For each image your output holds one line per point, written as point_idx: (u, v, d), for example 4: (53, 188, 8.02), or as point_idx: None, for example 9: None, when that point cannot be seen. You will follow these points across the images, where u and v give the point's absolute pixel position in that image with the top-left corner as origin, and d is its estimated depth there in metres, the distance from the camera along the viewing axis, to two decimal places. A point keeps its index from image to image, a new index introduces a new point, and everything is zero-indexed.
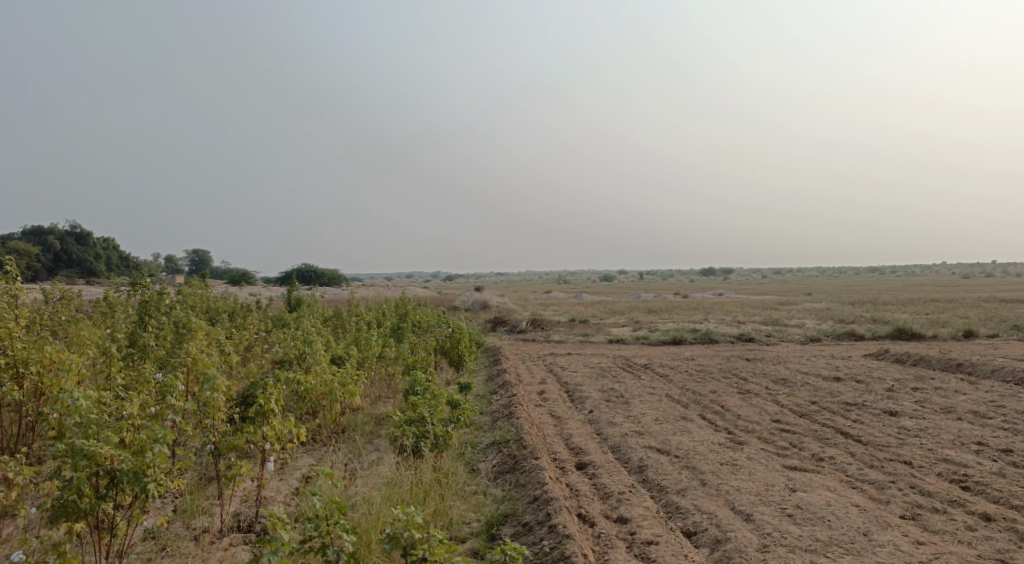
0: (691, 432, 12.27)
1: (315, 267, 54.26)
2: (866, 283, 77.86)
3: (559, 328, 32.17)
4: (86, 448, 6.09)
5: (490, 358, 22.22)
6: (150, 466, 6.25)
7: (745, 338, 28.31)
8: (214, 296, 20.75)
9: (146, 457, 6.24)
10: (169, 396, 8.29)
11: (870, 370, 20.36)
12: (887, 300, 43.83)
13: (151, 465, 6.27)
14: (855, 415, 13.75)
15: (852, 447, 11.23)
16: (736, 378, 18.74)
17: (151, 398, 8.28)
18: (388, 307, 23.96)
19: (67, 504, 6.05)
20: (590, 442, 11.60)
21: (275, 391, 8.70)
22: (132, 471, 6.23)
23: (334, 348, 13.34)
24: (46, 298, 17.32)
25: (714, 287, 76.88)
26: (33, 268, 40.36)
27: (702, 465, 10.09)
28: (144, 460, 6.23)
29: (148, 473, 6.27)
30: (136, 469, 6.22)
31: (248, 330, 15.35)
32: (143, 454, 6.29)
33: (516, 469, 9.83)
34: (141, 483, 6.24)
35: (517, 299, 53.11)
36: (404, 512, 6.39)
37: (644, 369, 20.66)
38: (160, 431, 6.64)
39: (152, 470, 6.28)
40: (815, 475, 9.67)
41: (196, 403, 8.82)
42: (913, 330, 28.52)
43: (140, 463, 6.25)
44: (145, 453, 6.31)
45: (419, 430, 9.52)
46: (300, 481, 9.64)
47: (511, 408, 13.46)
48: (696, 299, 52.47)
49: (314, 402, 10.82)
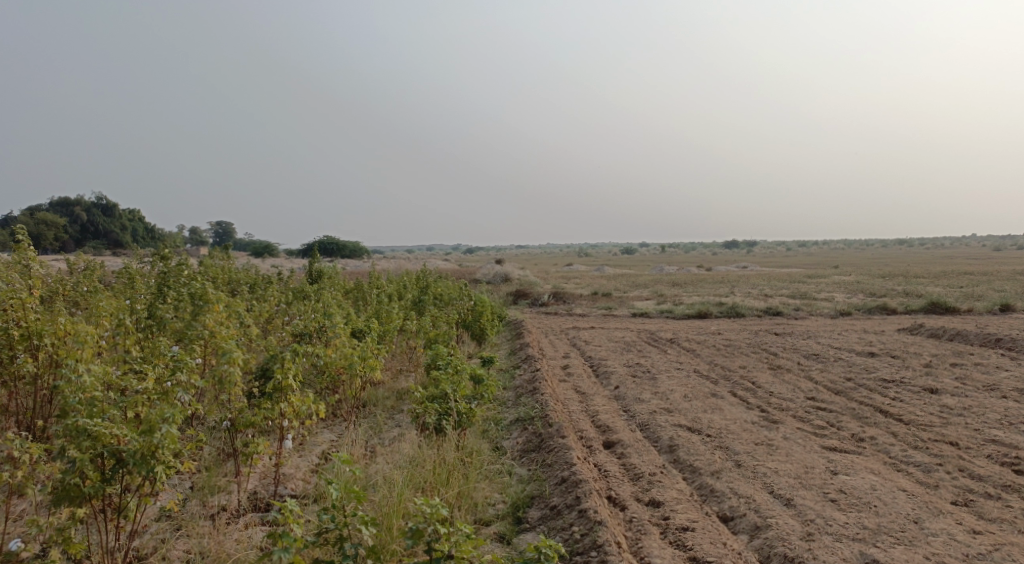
0: (722, 410, 11.82)
1: (337, 239, 54.18)
2: (894, 256, 76.31)
3: (582, 301, 31.73)
4: (90, 428, 5.81)
5: (513, 332, 21.89)
6: (158, 448, 5.92)
7: (773, 312, 27.67)
8: (235, 267, 20.54)
9: (153, 438, 5.92)
10: (183, 371, 8.00)
11: (904, 345, 19.74)
12: (918, 274, 42.76)
13: (159, 447, 5.95)
14: (893, 393, 13.23)
15: (893, 427, 10.75)
16: (766, 353, 18.21)
17: (163, 371, 7.98)
18: (410, 279, 23.65)
19: (70, 488, 5.78)
20: (617, 420, 11.20)
21: (293, 366, 8.36)
22: (139, 453, 5.92)
23: (354, 321, 13.00)
24: (68, 269, 17.15)
25: (738, 260, 75.85)
26: (60, 240, 40.69)
27: (736, 445, 9.66)
28: (151, 442, 5.91)
29: (156, 456, 5.97)
30: (144, 451, 5.93)
31: (268, 302, 15.07)
32: (151, 435, 5.97)
33: (542, 448, 9.47)
34: (148, 465, 5.94)
35: (539, 272, 52.71)
36: (428, 505, 6.00)
37: (670, 343, 20.20)
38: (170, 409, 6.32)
39: (160, 453, 5.96)
40: (857, 457, 9.20)
41: (211, 377, 8.51)
42: (947, 305, 27.74)
43: (147, 444, 5.94)
44: (153, 433, 5.99)
45: (441, 407, 9.16)
46: (319, 459, 9.34)
47: (535, 384, 13.08)
48: (721, 271, 51.67)
49: (332, 377, 10.51)
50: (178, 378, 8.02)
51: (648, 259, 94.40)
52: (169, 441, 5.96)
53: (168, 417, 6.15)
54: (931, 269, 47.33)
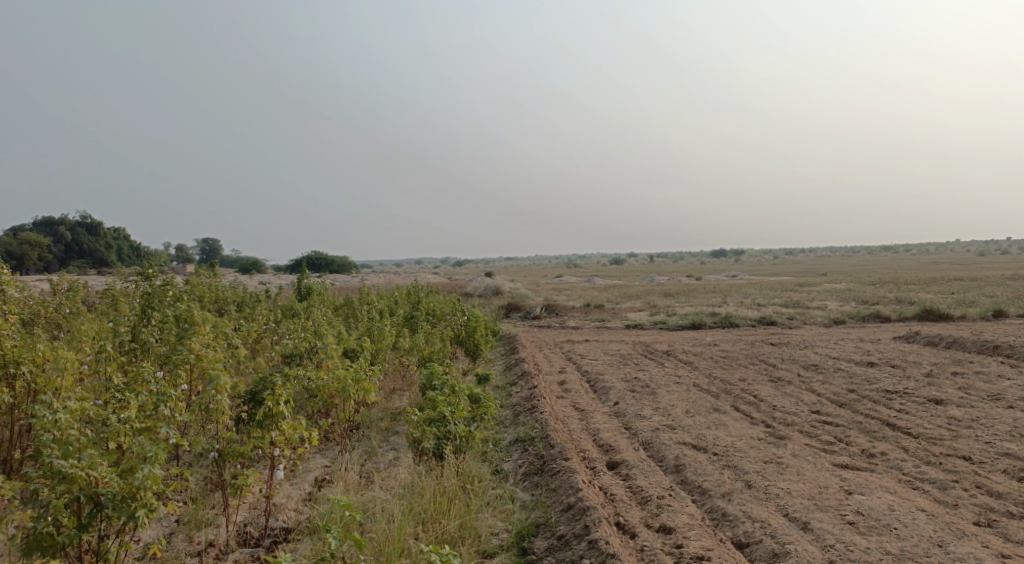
0: (726, 426, 11.51)
1: (325, 254, 53.72)
2: (882, 262, 76.45)
3: (574, 313, 31.42)
4: (65, 470, 5.45)
5: (507, 346, 21.53)
6: (139, 489, 5.60)
7: (767, 322, 27.44)
8: (221, 286, 20.12)
9: (135, 480, 5.59)
10: (165, 402, 7.61)
11: (903, 354, 19.50)
12: (908, 280, 42.69)
13: (141, 488, 5.61)
14: (898, 404, 12.97)
15: (903, 442, 10.48)
16: (765, 364, 17.93)
17: (146, 401, 7.61)
18: (401, 294, 23.27)
19: (42, 537, 5.39)
20: (620, 438, 10.86)
21: (284, 391, 8.00)
22: (118, 496, 5.59)
23: (346, 341, 12.62)
24: (49, 289, 16.66)
25: (727, 269, 75.85)
26: (43, 259, 40.06)
27: (744, 464, 9.34)
28: (132, 483, 5.58)
29: (138, 498, 5.64)
30: (126, 493, 5.61)
31: (256, 321, 14.65)
32: (132, 476, 5.65)
33: (544, 471, 9.13)
34: (129, 508, 5.60)
35: (529, 284, 52.39)
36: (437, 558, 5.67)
37: (666, 356, 19.90)
38: (153, 446, 6.00)
39: (142, 494, 5.63)
40: (870, 475, 8.90)
41: (197, 405, 8.14)
42: (941, 311, 27.61)
43: (128, 486, 5.61)
44: (134, 474, 5.66)
45: (440, 431, 8.80)
46: (312, 487, 8.98)
47: (533, 402, 12.72)
48: (711, 281, 51.55)
49: (324, 401, 10.12)
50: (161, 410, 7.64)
51: (637, 269, 94.29)
52: (152, 483, 5.62)
53: (150, 455, 5.81)
54: (920, 275, 47.33)
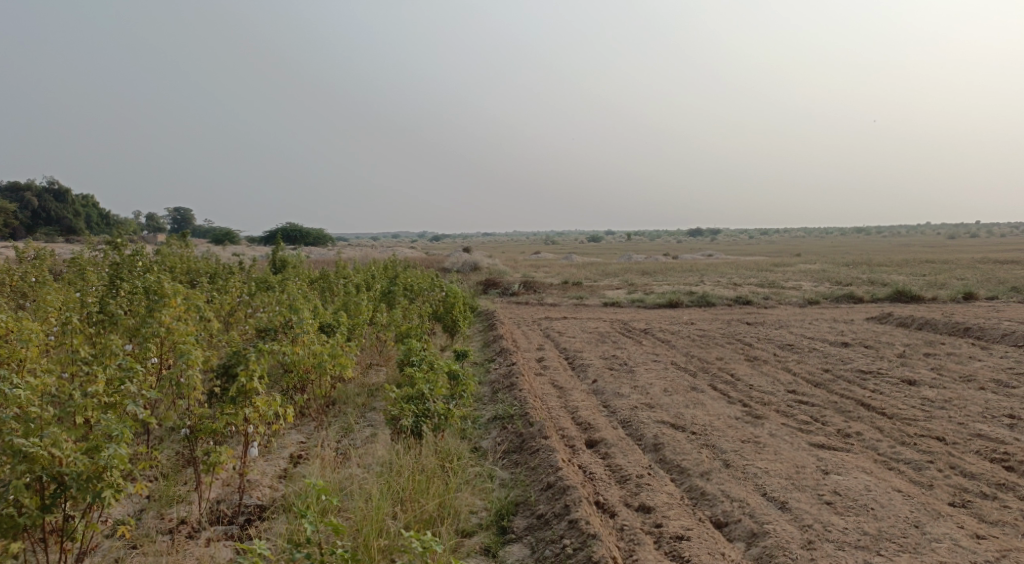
0: (704, 405, 11.53)
1: (300, 227, 53.10)
2: (855, 243, 77.29)
3: (552, 290, 31.38)
4: (27, 449, 5.28)
5: (484, 323, 21.42)
6: (106, 469, 5.47)
7: (743, 301, 27.60)
8: (193, 257, 19.75)
9: (100, 459, 5.46)
10: (133, 378, 7.41)
11: (876, 334, 19.70)
12: (881, 262, 43.14)
13: (107, 468, 5.49)
14: (873, 385, 13.08)
15: (878, 422, 10.57)
16: (741, 343, 18.01)
17: (113, 375, 7.44)
18: (377, 269, 23.03)
19: (3, 518, 5.22)
20: (598, 416, 10.84)
21: (258, 367, 7.84)
22: (83, 476, 5.45)
23: (322, 315, 12.42)
24: (17, 258, 16.23)
25: (703, 248, 76.19)
26: (10, 226, 39.16)
27: (723, 444, 9.35)
28: (98, 463, 5.45)
29: (103, 478, 5.51)
30: (91, 473, 5.47)
31: (230, 293, 14.38)
32: (98, 456, 5.52)
33: (523, 449, 9.08)
34: (94, 489, 5.47)
35: (506, 260, 52.21)
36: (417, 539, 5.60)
37: (644, 334, 19.93)
38: (120, 425, 5.84)
39: (108, 474, 5.51)
40: (846, 455, 8.96)
41: (167, 380, 7.96)
42: (913, 293, 27.94)
43: (94, 465, 5.48)
44: (100, 453, 5.53)
45: (419, 408, 8.69)
46: (287, 464, 8.86)
47: (511, 379, 12.65)
48: (688, 259, 51.78)
49: (300, 376, 9.96)
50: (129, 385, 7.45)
51: (614, 246, 94.50)
52: (118, 462, 5.48)
53: (116, 433, 5.68)
54: (892, 257, 47.88)
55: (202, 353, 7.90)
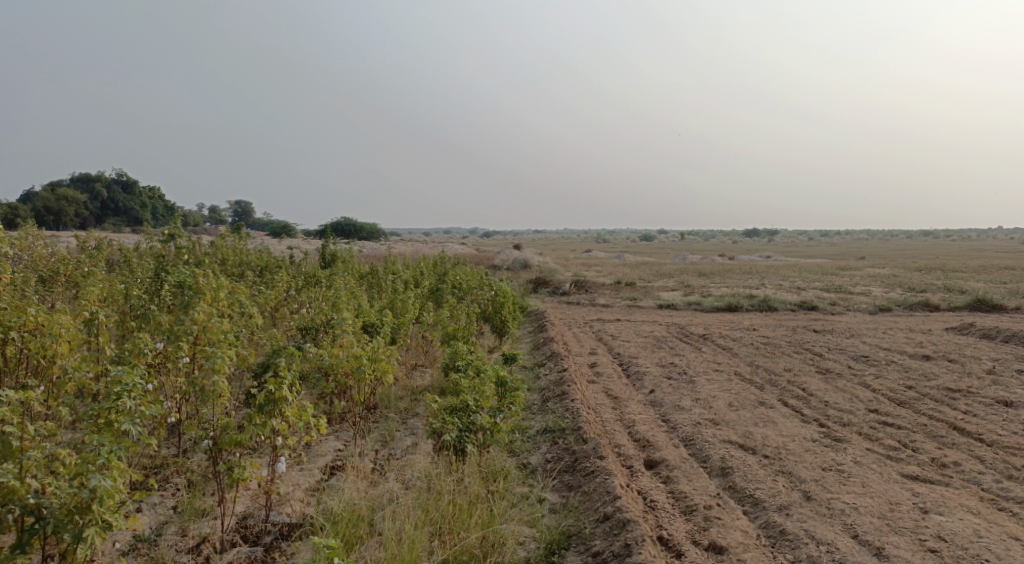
0: (775, 424, 10.45)
1: (354, 221, 53.14)
2: (925, 247, 73.93)
3: (605, 290, 30.38)
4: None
5: (535, 324, 20.57)
6: (90, 503, 5.17)
7: (808, 307, 26.15)
8: (243, 248, 19.40)
9: (83, 492, 5.15)
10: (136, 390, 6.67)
11: (959, 347, 18.20)
12: (956, 267, 40.76)
13: (91, 502, 5.19)
14: (964, 405, 11.84)
15: (976, 450, 9.42)
16: (811, 353, 16.78)
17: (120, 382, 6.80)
18: (427, 265, 22.37)
19: None
20: (657, 432, 9.89)
21: (290, 374, 6.93)
22: (64, 510, 5.18)
23: (366, 314, 11.71)
24: (77, 248, 16.05)
25: (760, 250, 73.89)
26: (81, 216, 40.03)
27: (801, 471, 8.32)
28: (78, 496, 5.16)
29: (87, 513, 5.20)
30: (72, 505, 5.19)
31: (275, 288, 13.82)
32: (82, 487, 5.22)
33: (576, 469, 8.22)
34: (73, 526, 5.18)
35: (560, 258, 51.27)
36: None
37: (703, 340, 18.81)
38: (112, 448, 5.51)
39: (95, 509, 5.21)
40: (946, 490, 7.89)
41: (191, 384, 7.22)
42: (994, 302, 26.09)
43: (75, 498, 5.19)
44: (82, 483, 5.23)
45: (462, 421, 7.82)
46: (322, 474, 8.16)
47: (563, 387, 11.75)
48: (747, 261, 50.03)
49: (338, 381, 9.16)
50: (135, 399, 6.73)
51: (670, 244, 92.44)
52: (103, 495, 5.18)
53: (101, 461, 5.35)
54: (967, 263, 45.23)
55: (229, 357, 7.20)
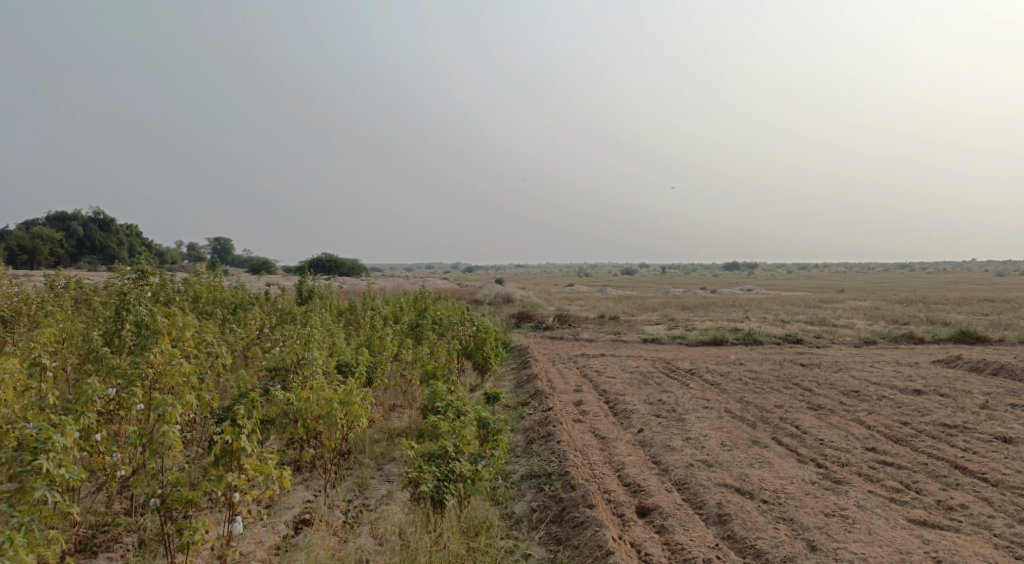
0: (771, 464, 9.95)
1: (335, 257, 52.53)
2: (903, 279, 74.44)
3: (589, 325, 29.92)
4: None
5: (518, 360, 20.04)
6: None
7: (793, 340, 25.81)
8: (216, 284, 18.76)
9: None
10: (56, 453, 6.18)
11: (949, 381, 17.84)
12: (936, 299, 40.69)
13: None
14: (963, 441, 11.43)
15: (982, 490, 9.00)
16: (800, 388, 16.35)
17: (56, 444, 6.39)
18: (407, 301, 21.81)
19: None
20: (648, 475, 9.38)
21: (249, 423, 6.38)
22: None
23: (340, 353, 11.13)
24: (49, 286, 15.33)
25: (741, 283, 73.97)
26: (55, 254, 39.12)
27: (803, 517, 7.83)
28: None
29: None
30: None
31: (247, 327, 13.22)
32: None
33: (562, 520, 7.69)
34: None
35: (542, 293, 50.81)
36: None
37: (690, 375, 18.35)
38: None
39: None
40: (958, 537, 7.47)
41: (139, 437, 6.72)
42: (978, 334, 25.88)
43: None
44: None
45: (441, 470, 7.25)
46: (286, 530, 7.66)
47: (549, 427, 11.20)
48: (730, 294, 49.87)
49: (308, 427, 8.55)
50: (62, 462, 6.24)
51: (651, 279, 92.47)
52: None
53: None
54: (946, 295, 45.31)
55: (180, 407, 6.79)
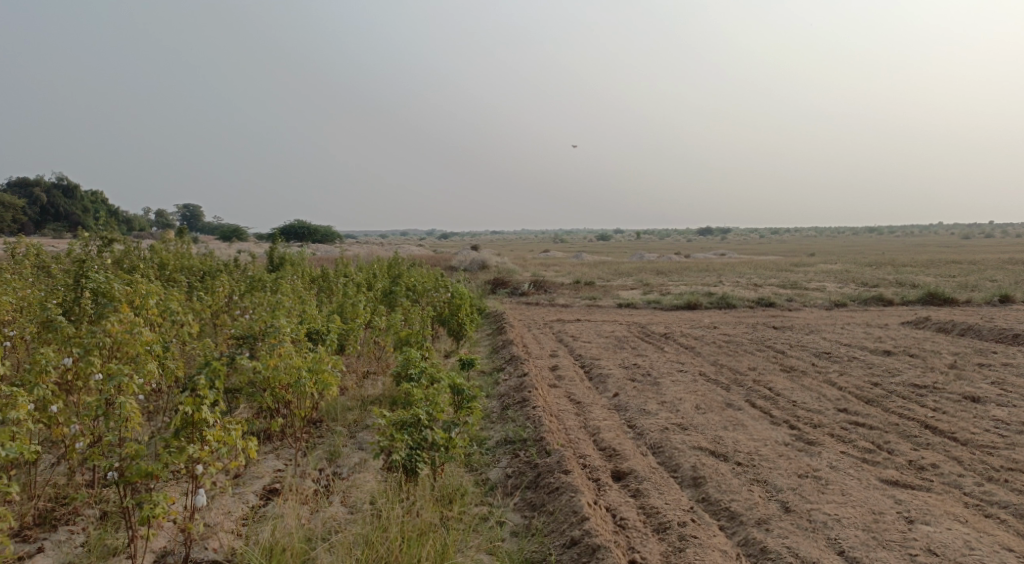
0: (745, 427, 9.97)
1: (307, 223, 51.82)
2: (873, 242, 75.34)
3: (564, 290, 29.85)
4: None
5: (493, 326, 19.91)
6: None
7: (766, 303, 25.96)
8: (183, 251, 18.36)
9: None
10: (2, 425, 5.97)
11: (918, 342, 18.04)
12: (906, 262, 41.15)
13: None
14: (933, 402, 11.55)
15: (952, 450, 9.09)
16: (774, 351, 16.43)
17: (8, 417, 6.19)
18: (380, 267, 21.53)
19: None
20: (623, 439, 9.35)
21: (210, 392, 6.21)
22: None
23: (310, 320, 10.88)
24: (9, 254, 14.85)
25: (713, 247, 74.26)
26: (20, 222, 38.11)
27: (777, 479, 7.84)
28: None
29: None
30: None
31: (216, 295, 12.91)
32: None
33: (538, 486, 7.63)
34: None
35: (517, 259, 50.62)
36: None
37: (665, 339, 18.38)
38: None
39: None
40: (930, 497, 7.54)
41: (96, 407, 6.51)
42: (946, 296, 26.20)
43: None
44: None
45: (413, 438, 7.11)
46: (256, 500, 7.55)
47: (524, 393, 11.12)
48: (703, 259, 50.06)
49: (276, 395, 8.37)
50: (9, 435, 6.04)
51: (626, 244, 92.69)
52: None
53: None
54: (915, 257, 45.89)
55: (136, 376, 6.60)
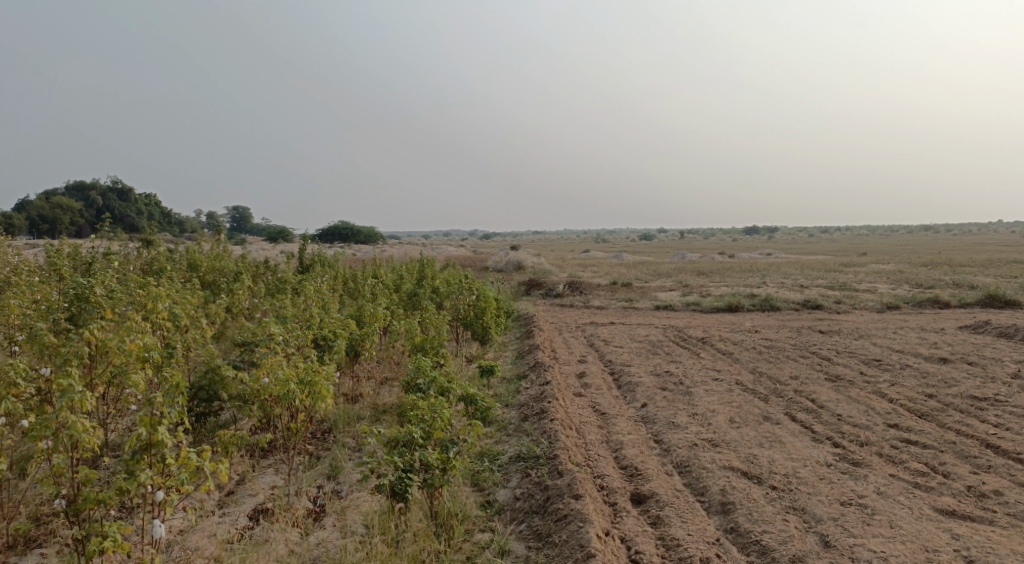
0: (783, 444, 9.09)
1: (348, 224, 51.79)
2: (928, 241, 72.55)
3: (602, 291, 29.01)
4: None
5: (523, 330, 19.20)
6: None
7: (812, 306, 24.75)
8: (213, 251, 18.12)
9: None
10: None
11: (977, 348, 16.78)
12: (964, 262, 39.25)
13: None
14: (994, 416, 10.51)
15: (1018, 474, 8.12)
16: (818, 358, 15.39)
17: None
18: (412, 269, 21.01)
19: None
20: (647, 457, 8.57)
21: (169, 412, 5.68)
22: None
23: (317, 326, 10.15)
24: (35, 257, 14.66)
25: (760, 248, 72.31)
26: (77, 224, 38.70)
27: (816, 507, 7.00)
28: None
29: None
30: None
31: (231, 298, 12.42)
32: None
33: (546, 512, 6.93)
34: None
35: (557, 259, 49.85)
36: None
37: (702, 344, 17.45)
38: None
39: None
40: (993, 532, 6.65)
41: (55, 425, 6.03)
42: (1008, 298, 24.63)
43: None
44: None
45: (405, 460, 6.47)
46: (245, 522, 7.01)
47: (543, 404, 10.40)
48: (749, 259, 48.59)
49: (266, 407, 7.78)
50: None
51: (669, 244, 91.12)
52: None
53: None
54: (974, 257, 43.71)
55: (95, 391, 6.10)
